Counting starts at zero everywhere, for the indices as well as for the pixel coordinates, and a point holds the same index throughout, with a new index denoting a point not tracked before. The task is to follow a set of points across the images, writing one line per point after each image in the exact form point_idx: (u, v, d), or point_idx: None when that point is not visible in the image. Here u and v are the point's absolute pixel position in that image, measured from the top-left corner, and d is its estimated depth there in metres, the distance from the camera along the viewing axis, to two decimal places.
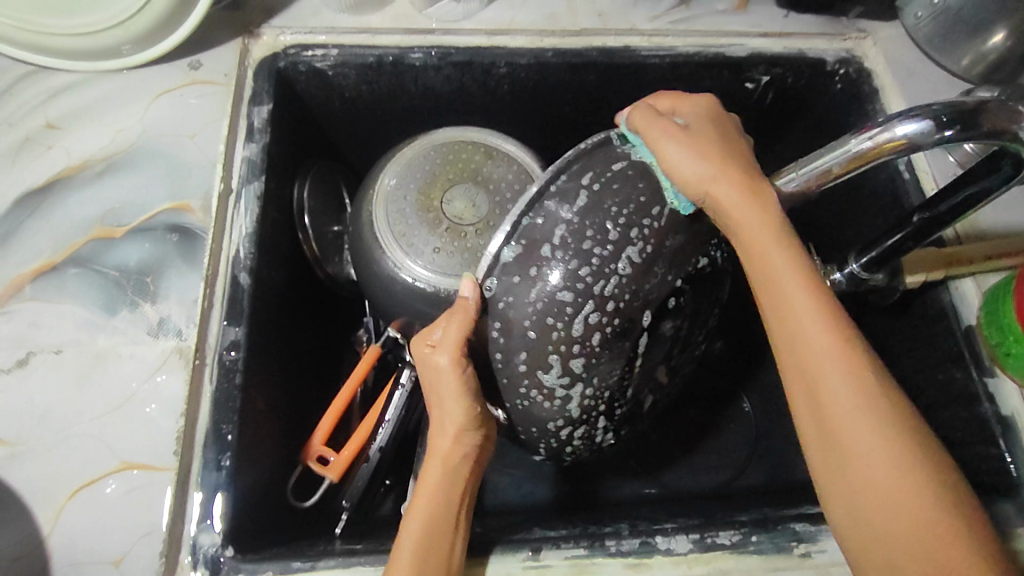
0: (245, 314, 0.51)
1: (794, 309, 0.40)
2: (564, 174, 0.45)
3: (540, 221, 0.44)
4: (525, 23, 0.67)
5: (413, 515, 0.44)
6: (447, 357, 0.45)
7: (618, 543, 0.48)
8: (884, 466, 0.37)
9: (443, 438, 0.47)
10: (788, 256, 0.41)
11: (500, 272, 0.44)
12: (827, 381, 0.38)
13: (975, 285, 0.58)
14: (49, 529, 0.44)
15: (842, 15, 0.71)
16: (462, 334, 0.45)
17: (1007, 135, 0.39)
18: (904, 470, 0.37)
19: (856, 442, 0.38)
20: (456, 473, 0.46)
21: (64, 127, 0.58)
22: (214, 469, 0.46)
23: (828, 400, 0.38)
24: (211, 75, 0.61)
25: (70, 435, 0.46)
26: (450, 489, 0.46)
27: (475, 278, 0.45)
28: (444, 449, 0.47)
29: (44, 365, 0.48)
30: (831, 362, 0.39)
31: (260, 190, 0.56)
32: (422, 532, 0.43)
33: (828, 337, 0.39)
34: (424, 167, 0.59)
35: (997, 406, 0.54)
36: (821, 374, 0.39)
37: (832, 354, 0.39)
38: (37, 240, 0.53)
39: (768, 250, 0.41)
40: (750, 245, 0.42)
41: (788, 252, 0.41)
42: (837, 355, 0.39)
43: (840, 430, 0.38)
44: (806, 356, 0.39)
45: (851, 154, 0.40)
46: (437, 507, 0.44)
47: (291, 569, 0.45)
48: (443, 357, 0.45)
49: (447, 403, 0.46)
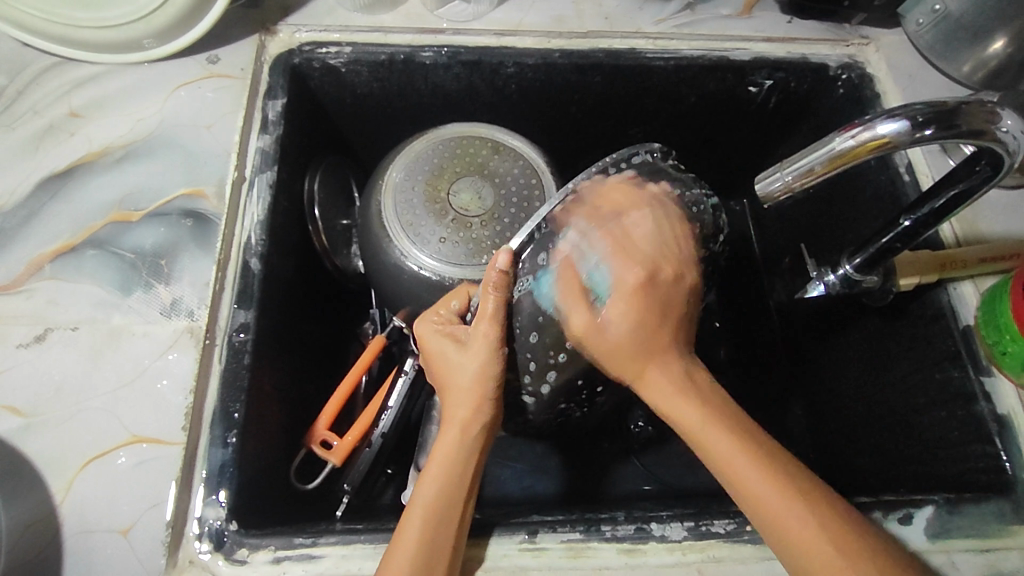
0: (256, 298, 0.53)
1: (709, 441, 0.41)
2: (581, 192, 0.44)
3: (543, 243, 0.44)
4: (534, 24, 0.69)
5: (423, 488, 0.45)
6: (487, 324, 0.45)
7: (614, 529, 0.49)
8: (789, 514, 0.40)
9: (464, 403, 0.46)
10: (664, 382, 0.42)
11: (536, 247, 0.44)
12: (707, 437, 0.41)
13: (973, 287, 0.59)
14: (61, 497, 0.45)
15: (844, 22, 0.72)
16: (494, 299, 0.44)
17: (988, 135, 0.40)
18: (827, 547, 0.39)
19: (756, 484, 0.40)
20: (475, 440, 0.46)
21: (86, 115, 0.60)
22: (221, 446, 0.48)
23: (753, 509, 0.40)
24: (228, 69, 0.63)
25: (83, 408, 0.48)
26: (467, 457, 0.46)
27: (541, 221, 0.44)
28: (465, 414, 0.46)
29: (62, 342, 0.50)
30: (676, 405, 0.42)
31: (272, 180, 0.58)
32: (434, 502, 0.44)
33: (734, 444, 0.41)
34: (432, 160, 0.61)
35: (994, 405, 0.55)
36: (732, 462, 0.41)
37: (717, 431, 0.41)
38: (57, 222, 0.55)
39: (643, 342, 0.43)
40: (604, 355, 0.43)
41: (644, 363, 0.42)
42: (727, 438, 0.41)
43: (767, 523, 0.40)
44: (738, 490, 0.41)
45: (834, 152, 0.40)
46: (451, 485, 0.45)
47: (294, 545, 0.46)
48: (483, 323, 0.45)
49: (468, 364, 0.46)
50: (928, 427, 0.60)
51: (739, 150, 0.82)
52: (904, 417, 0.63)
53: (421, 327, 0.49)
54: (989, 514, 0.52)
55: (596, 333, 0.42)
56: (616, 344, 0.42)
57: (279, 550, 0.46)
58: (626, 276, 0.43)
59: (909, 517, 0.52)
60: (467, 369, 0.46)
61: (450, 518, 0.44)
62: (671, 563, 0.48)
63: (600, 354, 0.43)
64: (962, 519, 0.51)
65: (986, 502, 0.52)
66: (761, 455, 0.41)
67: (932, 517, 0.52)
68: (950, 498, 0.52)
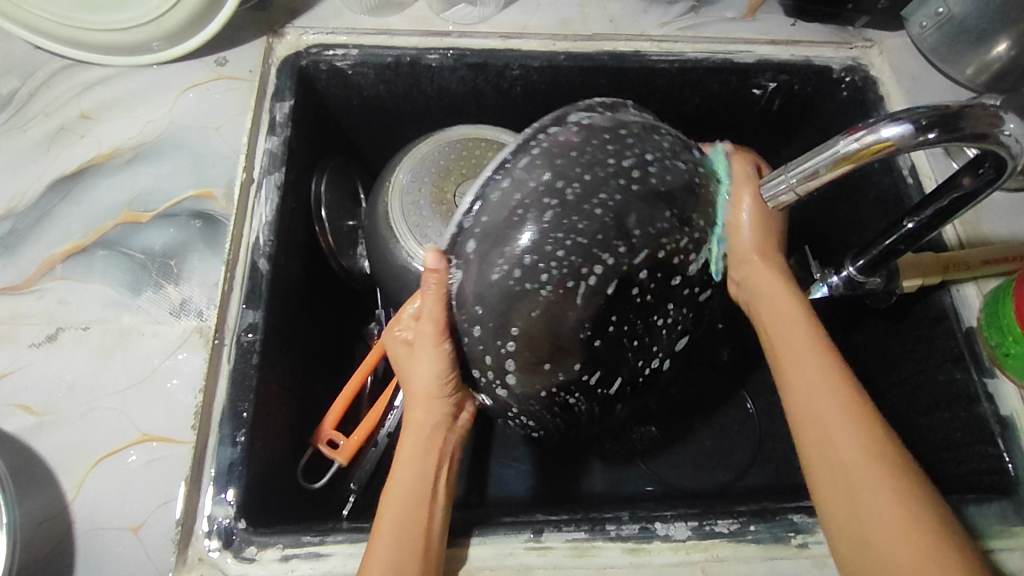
0: (263, 298, 0.54)
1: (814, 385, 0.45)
2: (504, 167, 0.42)
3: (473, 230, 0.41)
4: (539, 27, 0.69)
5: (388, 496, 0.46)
6: (431, 328, 0.44)
7: (618, 528, 0.49)
8: (870, 478, 0.41)
9: (416, 408, 0.48)
10: (800, 326, 0.47)
11: (463, 240, 0.42)
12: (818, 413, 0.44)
13: (976, 288, 0.59)
14: (72, 495, 0.46)
15: (848, 25, 0.73)
16: (435, 304, 0.43)
17: (991, 138, 0.40)
18: (907, 512, 0.39)
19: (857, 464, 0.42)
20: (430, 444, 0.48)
21: (96, 117, 0.61)
22: (230, 445, 0.48)
23: (838, 458, 0.42)
24: (236, 71, 0.64)
25: (93, 407, 0.48)
26: (425, 461, 0.47)
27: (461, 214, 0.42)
28: (416, 419, 0.48)
29: (72, 341, 0.51)
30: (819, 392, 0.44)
31: (280, 181, 0.59)
32: (397, 511, 0.44)
33: (830, 394, 0.44)
34: (438, 162, 0.61)
35: (997, 406, 0.55)
36: (822, 411, 0.44)
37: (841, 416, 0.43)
38: (67, 223, 0.56)
39: (783, 308, 0.49)
40: (766, 306, 0.49)
41: (792, 311, 0.48)
42: (835, 394, 0.44)
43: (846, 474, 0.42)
44: (825, 440, 0.43)
45: (837, 156, 0.41)
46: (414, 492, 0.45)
47: (301, 543, 0.46)
48: (426, 328, 0.44)
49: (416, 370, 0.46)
50: (929, 427, 0.61)
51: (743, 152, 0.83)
52: (907, 418, 0.64)
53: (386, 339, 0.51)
54: (992, 515, 0.52)
55: (764, 285, 0.49)
56: (774, 289, 0.49)
57: (287, 548, 0.46)
58: (578, 235, 0.40)
59: None
60: (414, 373, 0.47)
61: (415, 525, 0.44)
62: (675, 562, 0.49)
63: (759, 296, 0.49)
64: (965, 519, 0.52)
65: (990, 503, 0.52)
66: (863, 420, 0.43)
67: None
68: (953, 499, 0.52)
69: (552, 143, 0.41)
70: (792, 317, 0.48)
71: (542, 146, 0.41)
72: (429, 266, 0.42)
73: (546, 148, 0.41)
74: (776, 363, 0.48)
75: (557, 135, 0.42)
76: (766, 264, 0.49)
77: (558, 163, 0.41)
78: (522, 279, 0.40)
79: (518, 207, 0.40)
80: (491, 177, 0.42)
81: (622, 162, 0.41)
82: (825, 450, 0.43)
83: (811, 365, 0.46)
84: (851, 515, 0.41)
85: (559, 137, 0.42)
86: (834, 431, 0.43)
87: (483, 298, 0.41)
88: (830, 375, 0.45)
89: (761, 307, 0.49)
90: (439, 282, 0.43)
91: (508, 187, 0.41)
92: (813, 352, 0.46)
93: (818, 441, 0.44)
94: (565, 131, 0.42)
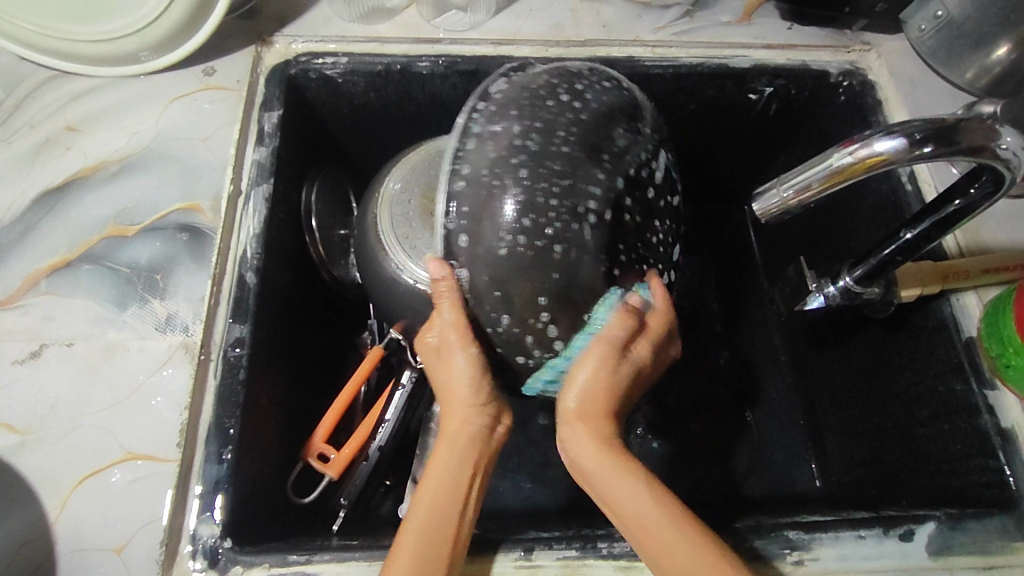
0: (251, 312, 0.53)
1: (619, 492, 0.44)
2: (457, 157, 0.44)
3: (462, 222, 0.43)
4: (531, 33, 0.68)
5: (415, 507, 0.44)
6: (454, 334, 0.45)
7: (610, 546, 0.48)
8: (691, 561, 0.41)
9: (452, 417, 0.47)
10: (590, 431, 0.46)
11: (457, 231, 0.43)
12: (623, 507, 0.43)
13: (977, 297, 0.58)
14: (55, 515, 0.45)
15: (846, 28, 0.72)
16: (452, 310, 0.44)
17: (987, 152, 0.40)
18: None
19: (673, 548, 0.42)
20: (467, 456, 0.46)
21: (83, 129, 0.60)
22: (216, 463, 0.48)
23: (665, 557, 0.42)
24: (224, 81, 0.63)
25: (78, 425, 0.48)
26: (459, 473, 0.45)
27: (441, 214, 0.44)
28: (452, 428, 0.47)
29: (56, 358, 0.50)
30: (620, 485, 0.44)
31: (269, 192, 0.58)
32: (425, 518, 0.44)
33: (638, 493, 0.43)
34: (429, 172, 0.60)
35: (997, 418, 0.54)
36: (634, 511, 0.43)
37: (652, 513, 0.43)
38: (53, 237, 0.55)
39: (590, 442, 0.45)
40: (572, 445, 0.46)
41: (590, 429, 0.46)
42: (641, 488, 0.44)
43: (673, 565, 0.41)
44: (647, 539, 0.43)
45: (833, 169, 0.39)
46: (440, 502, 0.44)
47: (287, 562, 0.46)
48: (449, 335, 0.45)
49: (450, 373, 0.46)
50: (929, 438, 0.60)
51: (740, 158, 0.82)
52: (906, 429, 0.63)
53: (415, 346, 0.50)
54: (992, 530, 0.51)
55: (575, 422, 0.46)
56: (584, 420, 0.46)
57: (273, 567, 0.45)
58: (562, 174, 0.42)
59: (910, 533, 0.51)
60: (449, 380, 0.46)
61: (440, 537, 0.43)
62: None
63: (566, 438, 0.46)
64: (964, 535, 0.51)
65: (989, 518, 0.51)
66: (676, 509, 0.43)
67: (934, 533, 0.51)
68: (953, 514, 0.51)
69: (488, 112, 0.45)
70: (601, 439, 0.45)
71: (485, 123, 0.44)
72: (435, 274, 0.44)
73: (487, 121, 0.44)
74: (586, 485, 0.46)
75: (492, 108, 0.45)
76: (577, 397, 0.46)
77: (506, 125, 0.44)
78: (530, 240, 0.42)
79: (490, 179, 0.43)
80: (450, 170, 0.44)
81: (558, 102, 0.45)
82: (653, 555, 0.42)
83: (614, 476, 0.44)
84: None
85: (493, 108, 0.45)
86: (651, 527, 0.42)
87: (507, 261, 0.42)
88: (612, 469, 0.44)
89: (568, 448, 0.46)
90: (449, 289, 0.44)
91: (471, 168, 0.43)
92: (614, 459, 0.45)
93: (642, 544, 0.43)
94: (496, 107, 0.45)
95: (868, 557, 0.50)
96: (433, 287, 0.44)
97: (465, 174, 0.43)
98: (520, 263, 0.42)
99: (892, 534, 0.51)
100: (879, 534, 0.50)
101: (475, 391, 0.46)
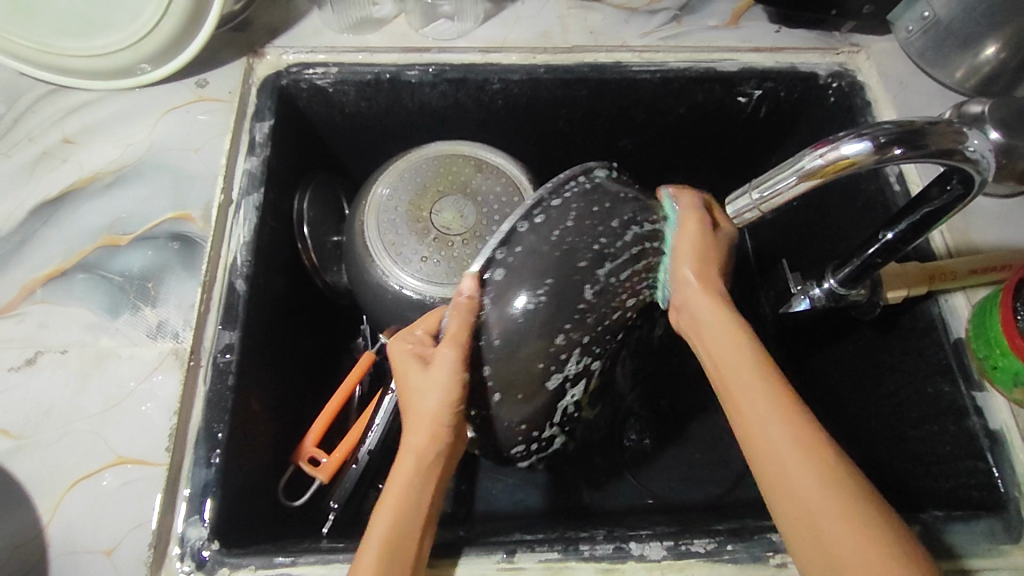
0: (240, 318, 0.54)
1: (752, 395, 0.42)
2: (535, 208, 0.47)
3: (506, 270, 0.46)
4: (518, 40, 0.69)
5: (378, 518, 0.44)
6: (450, 348, 0.45)
7: (592, 548, 0.49)
8: (806, 477, 0.38)
9: (419, 435, 0.46)
10: (749, 353, 0.44)
11: (501, 273, 0.46)
12: (757, 421, 0.41)
13: (965, 299, 0.57)
14: (47, 518, 0.46)
15: (834, 30, 0.72)
16: (461, 325, 0.45)
17: (957, 154, 0.40)
18: (853, 512, 0.37)
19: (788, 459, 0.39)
20: (430, 473, 0.46)
21: (79, 141, 0.62)
22: (204, 466, 0.49)
23: (780, 464, 0.40)
24: (216, 93, 0.64)
25: (70, 430, 0.49)
26: (420, 490, 0.45)
27: (488, 256, 0.47)
28: (418, 447, 0.46)
29: (51, 365, 0.52)
30: (765, 404, 0.41)
31: (258, 202, 0.59)
32: (388, 532, 0.43)
33: (773, 410, 0.41)
34: (416, 179, 0.61)
35: (986, 420, 0.54)
36: (756, 413, 0.42)
37: (789, 437, 0.40)
38: (49, 247, 0.57)
39: (728, 342, 0.45)
40: (718, 346, 0.45)
41: (737, 337, 0.45)
42: (773, 398, 0.42)
43: (780, 476, 0.39)
44: (758, 442, 0.41)
45: (803, 171, 0.39)
46: (400, 518, 0.43)
47: (273, 564, 0.47)
48: (445, 348, 0.46)
49: (428, 392, 0.46)
50: (920, 440, 0.59)
51: (732, 161, 0.82)
52: (898, 431, 0.62)
53: (392, 350, 0.49)
54: (979, 533, 0.51)
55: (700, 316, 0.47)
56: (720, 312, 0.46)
57: (259, 569, 0.46)
58: (603, 272, 0.47)
59: None
60: (424, 397, 0.46)
61: (402, 556, 0.43)
62: None
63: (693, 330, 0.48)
64: (951, 537, 0.50)
65: (977, 520, 0.51)
66: (801, 421, 0.40)
67: (920, 535, 0.51)
68: (938, 516, 0.51)
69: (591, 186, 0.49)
70: (722, 322, 0.46)
71: (568, 193, 0.48)
72: (464, 291, 0.46)
73: (570, 194, 0.48)
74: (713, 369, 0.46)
75: (587, 186, 0.49)
76: (697, 295, 0.47)
77: (586, 205, 0.48)
78: (558, 317, 0.47)
79: (555, 249, 0.46)
80: (526, 216, 0.47)
81: (631, 207, 0.49)
82: (760, 458, 0.41)
83: (751, 374, 0.43)
84: (791, 515, 0.39)
85: (594, 184, 0.49)
86: (768, 435, 0.41)
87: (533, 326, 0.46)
88: (761, 380, 0.43)
89: (709, 348, 0.46)
90: (470, 308, 0.46)
91: (543, 227, 0.47)
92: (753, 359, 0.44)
93: (752, 446, 0.41)
94: (591, 188, 0.49)
95: None
96: (455, 302, 0.46)
97: (533, 229, 0.47)
98: (536, 329, 0.46)
99: None
100: None
101: (449, 412, 0.46)
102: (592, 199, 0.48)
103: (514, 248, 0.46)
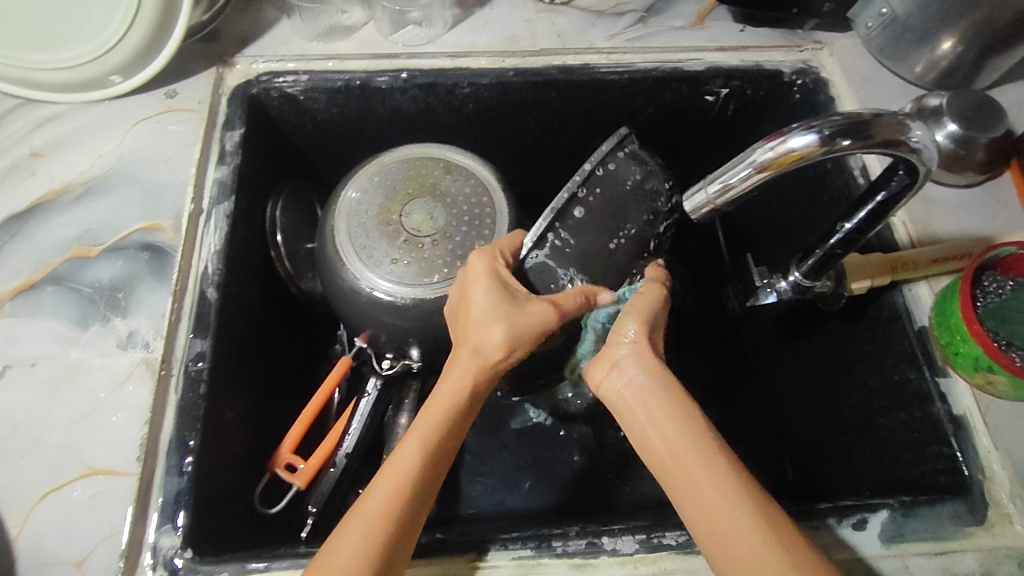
0: (212, 327, 0.54)
1: (676, 435, 0.44)
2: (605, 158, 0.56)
3: (586, 209, 0.55)
4: (486, 44, 0.70)
5: (416, 433, 0.46)
6: (547, 304, 0.51)
7: (565, 544, 0.49)
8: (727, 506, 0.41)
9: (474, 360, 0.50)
10: (673, 400, 0.46)
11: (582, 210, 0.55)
12: (683, 462, 0.43)
13: (927, 287, 0.59)
14: (17, 531, 0.46)
15: (798, 28, 0.73)
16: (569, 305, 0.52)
17: (902, 145, 0.41)
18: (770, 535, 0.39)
19: (693, 468, 0.43)
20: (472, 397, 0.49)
21: (47, 154, 0.62)
22: (176, 475, 0.49)
23: (700, 497, 0.42)
24: (186, 103, 0.64)
25: (40, 443, 0.49)
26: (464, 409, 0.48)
27: (575, 189, 0.54)
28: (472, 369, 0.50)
29: (20, 377, 0.51)
30: (689, 442, 0.44)
31: (229, 210, 0.60)
32: (425, 448, 0.45)
33: (695, 447, 0.43)
34: (386, 183, 0.62)
35: (950, 406, 0.55)
36: (681, 455, 0.43)
37: (707, 470, 0.42)
38: (17, 260, 0.57)
39: (654, 399, 0.47)
40: (641, 405, 0.47)
41: (663, 395, 0.46)
42: (697, 437, 0.44)
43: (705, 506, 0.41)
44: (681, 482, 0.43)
45: (756, 164, 0.40)
46: (440, 434, 0.46)
47: (246, 570, 0.47)
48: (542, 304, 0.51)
49: (500, 322, 0.50)
50: (888, 428, 0.60)
51: (703, 159, 0.83)
52: (866, 419, 0.63)
53: (476, 261, 0.52)
54: (945, 517, 0.52)
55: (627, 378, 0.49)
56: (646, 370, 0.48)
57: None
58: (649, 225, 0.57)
59: (864, 522, 0.51)
60: (493, 326, 0.50)
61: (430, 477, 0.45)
62: None
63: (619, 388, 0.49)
64: (917, 522, 0.51)
65: (942, 505, 0.52)
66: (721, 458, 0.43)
67: (887, 521, 0.51)
68: (905, 502, 0.52)
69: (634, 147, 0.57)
70: (651, 378, 0.48)
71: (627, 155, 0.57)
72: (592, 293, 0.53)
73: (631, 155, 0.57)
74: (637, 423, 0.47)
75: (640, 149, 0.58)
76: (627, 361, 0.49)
77: (644, 166, 0.57)
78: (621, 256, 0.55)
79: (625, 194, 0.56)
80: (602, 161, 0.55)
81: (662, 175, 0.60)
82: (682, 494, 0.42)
83: (676, 419, 0.45)
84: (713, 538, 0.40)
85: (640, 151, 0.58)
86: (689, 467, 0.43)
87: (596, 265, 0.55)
88: (683, 427, 0.44)
89: (632, 407, 0.48)
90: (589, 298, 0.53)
91: (613, 174, 0.56)
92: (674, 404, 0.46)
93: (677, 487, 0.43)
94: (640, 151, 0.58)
95: (820, 547, 0.51)
96: (574, 292, 0.53)
97: (606, 175, 0.56)
98: (613, 259, 0.55)
99: (845, 523, 0.51)
100: (831, 524, 0.51)
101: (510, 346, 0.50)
102: (645, 161, 0.57)
103: (590, 188, 0.55)
